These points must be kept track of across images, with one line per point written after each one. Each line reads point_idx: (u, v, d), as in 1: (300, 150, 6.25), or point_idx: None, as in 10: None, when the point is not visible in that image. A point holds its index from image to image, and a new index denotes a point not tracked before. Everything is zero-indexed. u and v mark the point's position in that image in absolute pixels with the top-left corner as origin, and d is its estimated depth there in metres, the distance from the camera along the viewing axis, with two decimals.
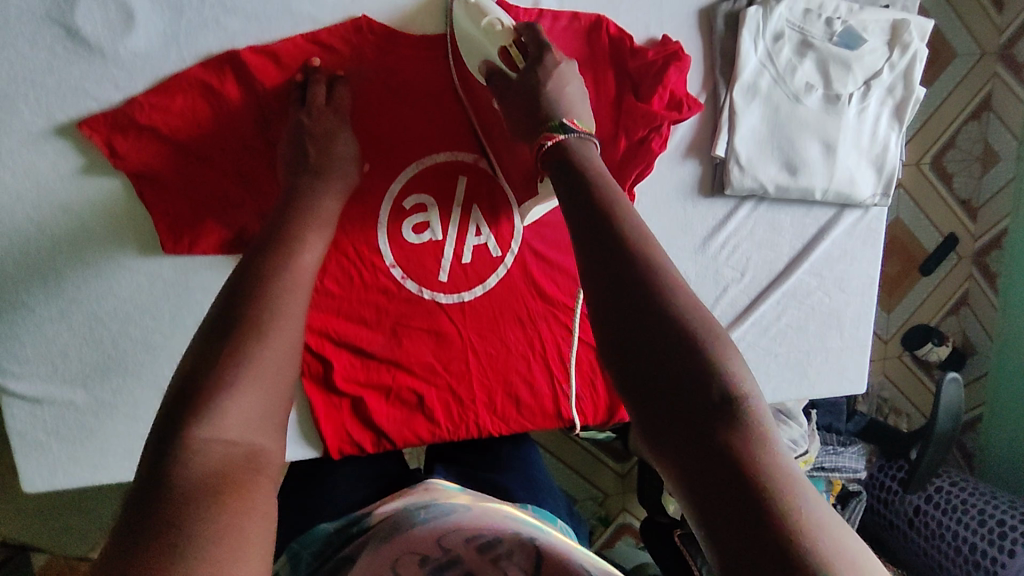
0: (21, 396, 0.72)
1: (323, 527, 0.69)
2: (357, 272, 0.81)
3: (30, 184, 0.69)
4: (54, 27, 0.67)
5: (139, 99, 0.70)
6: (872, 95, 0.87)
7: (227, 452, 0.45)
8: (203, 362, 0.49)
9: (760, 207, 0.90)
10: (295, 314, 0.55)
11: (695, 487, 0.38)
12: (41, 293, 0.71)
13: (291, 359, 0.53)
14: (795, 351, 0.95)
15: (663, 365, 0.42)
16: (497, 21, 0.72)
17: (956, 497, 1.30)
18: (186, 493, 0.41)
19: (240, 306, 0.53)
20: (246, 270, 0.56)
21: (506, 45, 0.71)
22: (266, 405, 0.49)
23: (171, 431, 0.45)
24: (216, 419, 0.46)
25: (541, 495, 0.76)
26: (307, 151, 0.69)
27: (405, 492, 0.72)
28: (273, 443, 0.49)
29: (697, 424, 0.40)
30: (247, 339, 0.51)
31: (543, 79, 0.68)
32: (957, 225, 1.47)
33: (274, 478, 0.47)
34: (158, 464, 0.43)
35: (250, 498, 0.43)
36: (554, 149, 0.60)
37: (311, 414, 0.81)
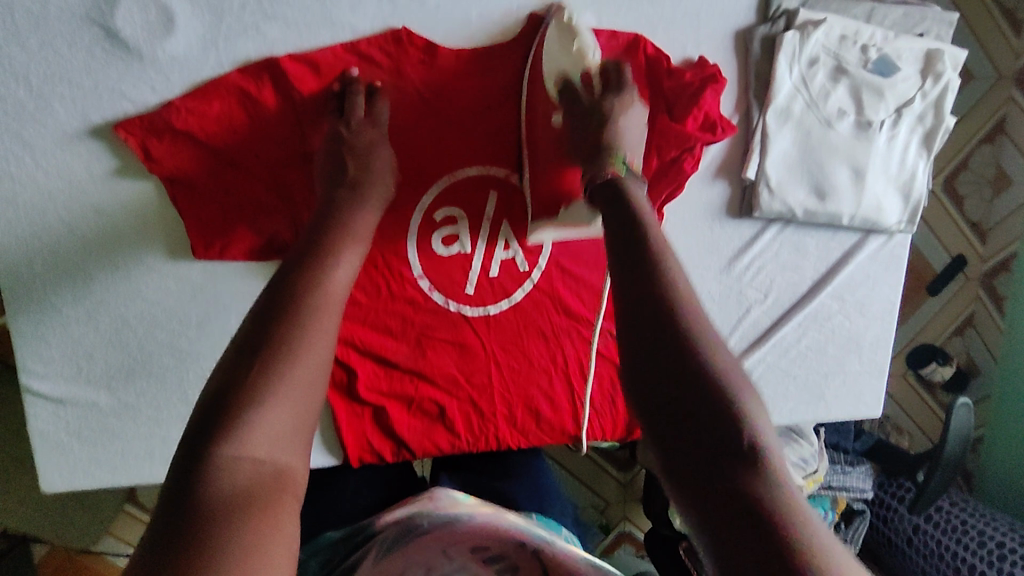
0: (45, 396, 0.72)
1: (328, 536, 0.69)
2: (385, 282, 0.81)
3: (63, 184, 0.69)
4: (93, 28, 0.67)
5: (176, 103, 0.69)
6: (903, 123, 0.88)
7: (255, 471, 0.43)
8: (234, 374, 0.47)
9: (787, 229, 0.90)
10: (329, 326, 0.53)
11: (708, 513, 0.39)
12: (69, 293, 0.71)
13: (324, 374, 0.51)
14: (813, 373, 0.95)
15: (683, 390, 0.43)
16: (588, 49, 0.72)
17: (956, 517, 1.29)
18: (211, 517, 0.40)
19: (274, 316, 0.51)
20: (278, 281, 0.55)
21: (589, 70, 0.70)
22: (297, 421, 0.47)
23: (199, 446, 0.43)
24: (245, 434, 0.44)
25: (548, 506, 0.78)
26: (344, 164, 0.69)
27: (411, 500, 0.71)
28: (302, 460, 0.47)
29: (712, 452, 0.40)
30: (282, 350, 0.49)
31: (616, 111, 0.68)
32: (966, 246, 1.47)
33: (300, 498, 0.45)
34: (183, 480, 0.42)
35: (275, 523, 0.41)
36: (609, 184, 0.60)
37: (332, 421, 0.81)
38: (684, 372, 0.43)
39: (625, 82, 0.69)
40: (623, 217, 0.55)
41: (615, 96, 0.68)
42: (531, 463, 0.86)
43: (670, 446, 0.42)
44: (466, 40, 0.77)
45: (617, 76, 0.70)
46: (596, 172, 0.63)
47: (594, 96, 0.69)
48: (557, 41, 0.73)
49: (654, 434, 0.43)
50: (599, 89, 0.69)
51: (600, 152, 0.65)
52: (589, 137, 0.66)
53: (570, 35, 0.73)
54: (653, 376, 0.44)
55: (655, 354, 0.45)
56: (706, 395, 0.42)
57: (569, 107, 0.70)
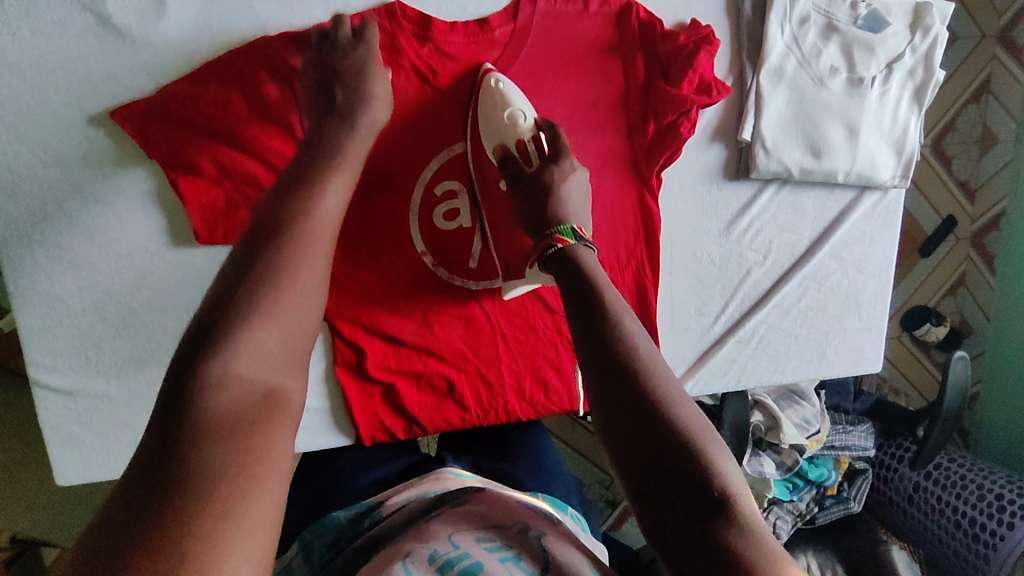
0: (54, 388, 0.72)
1: (336, 515, 0.65)
2: (390, 260, 0.81)
3: (61, 173, 0.69)
4: (85, 14, 0.66)
5: (172, 88, 0.69)
6: (894, 78, 0.89)
7: (247, 389, 0.44)
8: (225, 297, 0.47)
9: (783, 190, 0.91)
10: (317, 252, 0.52)
11: (654, 510, 0.44)
12: (74, 284, 0.70)
13: (314, 298, 0.51)
14: (814, 333, 0.96)
15: (631, 401, 0.47)
16: (520, 114, 0.74)
17: (955, 473, 1.32)
18: (204, 430, 0.40)
19: (262, 240, 0.51)
20: (265, 207, 0.54)
21: (524, 138, 0.73)
22: (286, 346, 0.48)
23: (190, 365, 0.43)
24: (235, 355, 0.44)
25: (551, 482, 0.71)
26: (335, 97, 0.67)
27: (417, 481, 0.68)
28: (294, 382, 0.47)
29: (656, 455, 0.45)
30: (270, 276, 0.49)
31: (557, 179, 0.70)
32: (954, 205, 1.49)
33: (294, 417, 0.45)
34: (175, 395, 0.42)
35: (269, 441, 0.41)
36: (558, 256, 0.61)
37: (343, 400, 0.82)
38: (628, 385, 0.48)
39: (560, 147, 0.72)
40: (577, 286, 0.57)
41: (554, 162, 0.71)
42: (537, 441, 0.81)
43: (643, 491, 0.45)
44: (459, 12, 0.78)
45: (554, 142, 0.73)
46: (544, 242, 0.64)
47: (534, 164, 0.72)
48: (488, 106, 0.76)
49: (626, 478, 0.46)
50: (537, 157, 0.73)
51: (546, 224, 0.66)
52: (536, 202, 0.69)
53: (504, 103, 0.75)
54: (626, 432, 0.47)
55: (626, 409, 0.47)
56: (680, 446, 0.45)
57: (511, 176, 0.73)
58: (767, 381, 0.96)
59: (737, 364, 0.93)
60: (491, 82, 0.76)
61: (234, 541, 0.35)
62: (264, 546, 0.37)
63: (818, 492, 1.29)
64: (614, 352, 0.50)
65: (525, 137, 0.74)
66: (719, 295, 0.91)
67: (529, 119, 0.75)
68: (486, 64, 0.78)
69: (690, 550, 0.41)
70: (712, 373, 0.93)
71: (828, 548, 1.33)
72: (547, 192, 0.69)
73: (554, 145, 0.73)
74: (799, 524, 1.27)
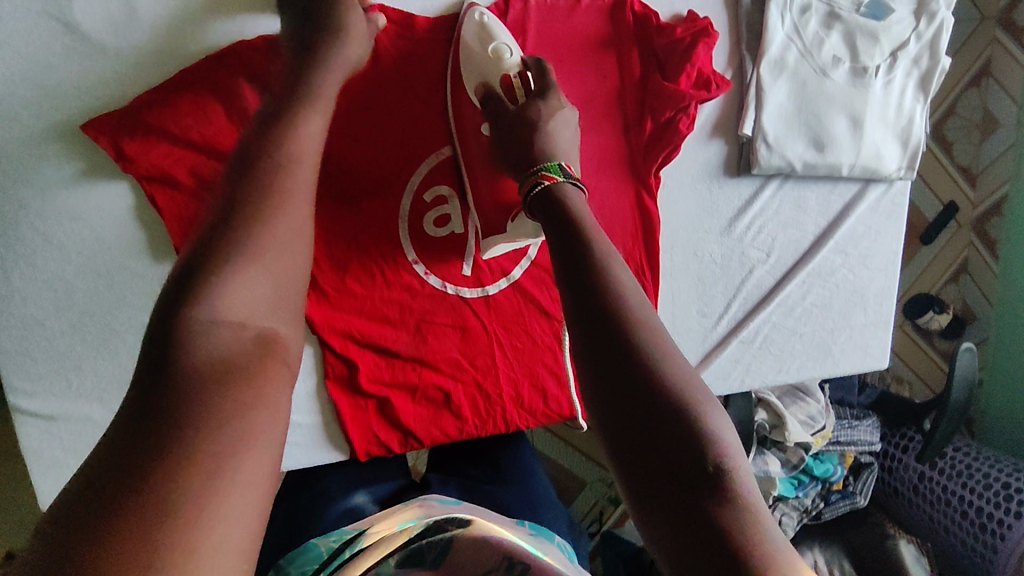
0: (34, 413, 0.69)
1: (315, 546, 0.62)
2: (380, 269, 0.78)
3: (33, 191, 0.65)
4: (52, 23, 0.63)
5: (146, 98, 0.66)
6: (899, 66, 0.86)
7: (235, 338, 0.42)
8: (208, 242, 0.45)
9: (786, 185, 0.88)
10: (303, 190, 0.50)
11: (643, 490, 0.40)
12: (51, 305, 0.67)
13: (302, 239, 0.49)
14: (820, 330, 0.93)
15: (620, 368, 0.43)
16: (505, 49, 0.70)
17: (961, 462, 1.28)
18: (190, 383, 0.38)
19: (245, 178, 0.48)
20: (244, 144, 0.51)
21: (509, 74, 0.69)
22: (276, 292, 0.46)
23: (173, 314, 0.41)
24: (221, 302, 0.42)
25: (542, 512, 0.72)
26: (314, 42, 0.63)
27: (399, 508, 0.64)
28: (287, 328, 0.46)
29: (646, 430, 0.41)
30: (255, 216, 0.46)
31: (542, 117, 0.65)
32: (956, 191, 1.45)
33: (287, 365, 0.44)
34: (159, 347, 0.40)
35: (259, 392, 0.40)
36: (544, 197, 0.57)
37: (336, 416, 0.79)
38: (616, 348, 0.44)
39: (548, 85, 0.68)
40: (565, 232, 0.52)
41: (542, 99, 0.67)
42: (523, 463, 0.81)
43: (637, 481, 0.40)
44: (445, 7, 0.76)
45: (541, 80, 0.69)
46: (530, 182, 0.60)
47: (518, 103, 0.67)
48: (472, 42, 0.71)
49: (620, 465, 0.41)
50: (523, 94, 0.68)
51: (534, 163, 0.62)
52: (520, 141, 0.64)
53: (488, 37, 0.71)
54: (618, 420, 0.42)
55: (620, 381, 0.42)
56: (681, 429, 0.41)
57: (493, 115, 0.68)
58: (773, 381, 0.93)
59: (741, 364, 0.90)
60: (474, 18, 0.72)
61: (221, 497, 0.34)
62: (256, 498, 0.36)
63: (823, 488, 1.25)
64: (601, 300, 0.46)
65: (511, 73, 0.69)
66: (722, 295, 0.88)
67: (514, 55, 0.70)
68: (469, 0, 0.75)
69: (685, 534, 0.38)
70: (716, 375, 0.90)
71: (835, 542, 1.26)
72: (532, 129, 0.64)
73: (542, 81, 0.68)
74: (806, 520, 1.23)
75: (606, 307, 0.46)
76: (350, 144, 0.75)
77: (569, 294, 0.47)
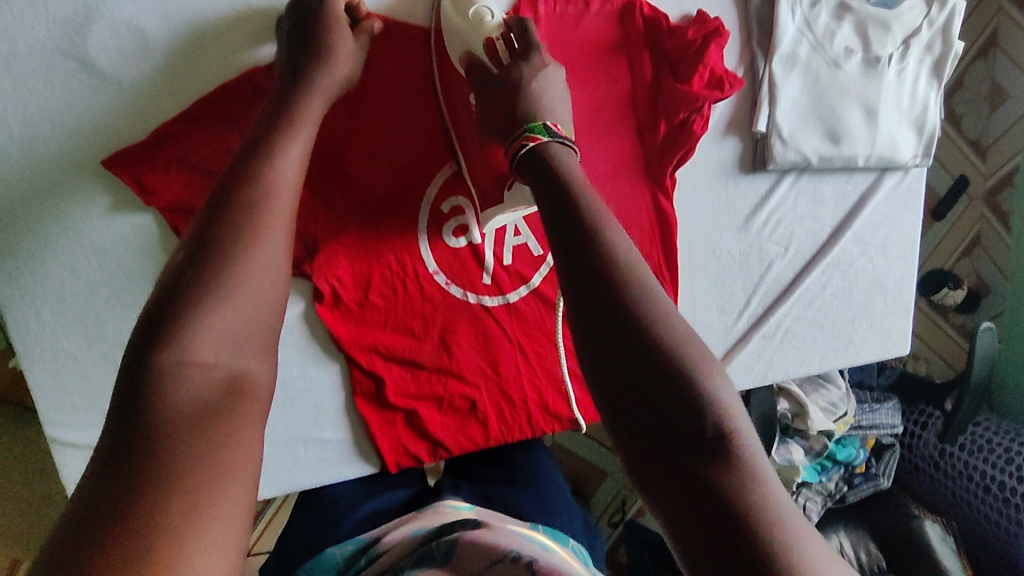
0: (72, 445, 0.70)
1: (332, 554, 0.61)
2: (402, 283, 0.79)
3: (58, 229, 0.66)
4: (67, 60, 0.64)
5: (164, 130, 0.66)
6: (912, 53, 0.87)
7: (205, 378, 0.43)
8: (179, 282, 0.45)
9: (802, 178, 0.88)
10: (277, 227, 0.50)
11: (657, 483, 0.40)
12: (83, 339, 0.68)
13: (275, 275, 0.49)
14: (840, 320, 0.93)
15: (633, 358, 0.42)
16: (487, 12, 0.70)
17: (982, 437, 1.25)
18: (163, 424, 0.39)
19: (216, 219, 0.48)
20: (218, 183, 0.52)
21: (494, 38, 0.69)
22: (245, 330, 0.46)
23: (144, 356, 0.42)
24: (192, 342, 0.43)
25: (556, 512, 0.70)
26: (300, 69, 0.63)
27: (415, 515, 0.64)
28: (259, 365, 0.46)
29: (656, 422, 0.41)
30: (228, 254, 0.47)
31: (528, 78, 0.67)
32: (966, 165, 1.43)
33: (261, 401, 0.45)
34: (132, 389, 0.40)
35: (235, 430, 0.41)
36: (529, 153, 0.58)
37: (365, 430, 0.79)
38: (625, 343, 0.43)
39: (531, 45, 0.69)
40: (552, 185, 0.53)
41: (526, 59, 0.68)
42: (537, 467, 0.80)
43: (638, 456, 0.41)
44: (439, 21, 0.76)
45: (523, 39, 0.70)
46: (515, 143, 0.61)
47: (503, 66, 0.68)
48: (454, 6, 0.71)
49: (630, 456, 0.41)
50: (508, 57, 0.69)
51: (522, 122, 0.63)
52: (510, 104, 0.66)
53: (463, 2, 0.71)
54: (628, 411, 0.42)
55: (630, 371, 0.42)
56: (689, 417, 0.41)
57: (478, 81, 0.69)
58: (796, 374, 0.92)
59: (763, 359, 0.89)
60: None
61: (199, 533, 0.34)
62: (234, 534, 0.36)
63: (846, 472, 1.24)
64: (600, 275, 0.45)
65: (494, 36, 0.69)
66: (741, 292, 0.88)
67: (496, 16, 0.71)
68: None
69: (702, 526, 0.37)
70: (738, 371, 0.89)
71: (859, 524, 1.25)
72: (522, 94, 0.66)
73: (526, 42, 0.69)
74: (829, 504, 1.23)
75: (612, 296, 0.44)
76: (366, 160, 0.75)
77: (563, 259, 0.47)
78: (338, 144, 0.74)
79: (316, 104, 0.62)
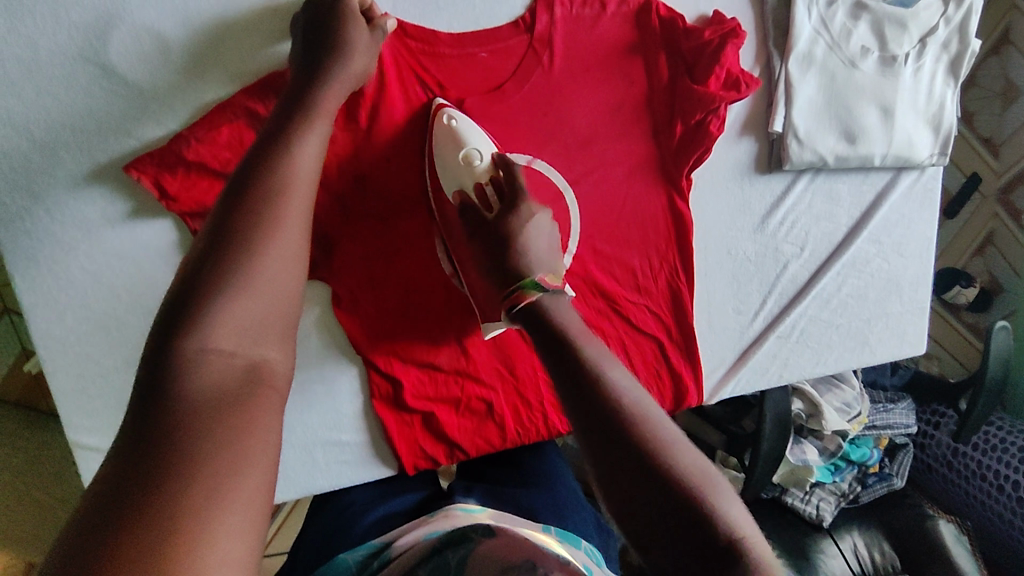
0: (94, 448, 0.70)
1: (344, 558, 0.60)
2: (419, 286, 0.79)
3: (80, 234, 0.66)
4: (89, 66, 0.64)
5: (185, 135, 0.66)
6: (928, 52, 0.87)
7: (226, 367, 0.42)
8: (199, 271, 0.45)
9: (818, 178, 0.88)
10: (293, 220, 0.50)
11: (632, 511, 0.44)
12: (105, 343, 0.69)
13: (294, 265, 0.49)
14: (856, 320, 0.93)
15: (601, 407, 0.48)
16: (475, 153, 0.72)
17: (996, 437, 1.24)
18: (185, 411, 0.38)
19: (235, 211, 0.49)
20: (236, 175, 0.52)
21: (482, 183, 0.73)
22: (264, 317, 0.46)
23: (165, 344, 0.41)
24: (213, 331, 0.43)
25: (567, 515, 0.67)
26: (316, 65, 0.63)
27: (426, 519, 0.63)
28: (277, 354, 0.46)
29: (626, 456, 0.45)
30: (246, 244, 0.47)
31: (517, 227, 0.67)
32: (978, 162, 1.42)
33: (280, 390, 0.44)
34: (153, 377, 0.40)
35: (255, 418, 0.40)
36: (526, 311, 0.60)
37: (383, 432, 0.79)
38: (590, 398, 0.49)
39: (518, 191, 0.70)
40: (557, 352, 0.54)
41: (514, 204, 0.69)
42: (548, 467, 0.78)
43: (637, 533, 0.43)
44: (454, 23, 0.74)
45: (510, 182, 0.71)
46: (509, 299, 0.62)
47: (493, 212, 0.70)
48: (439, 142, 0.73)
49: (606, 488, 0.46)
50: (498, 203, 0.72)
51: (512, 279, 0.64)
52: (500, 254, 0.66)
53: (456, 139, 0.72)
54: (605, 454, 0.46)
55: (596, 420, 0.48)
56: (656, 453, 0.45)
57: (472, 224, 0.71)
58: (812, 374, 0.92)
59: (778, 360, 0.89)
60: (445, 119, 0.73)
61: (220, 521, 0.34)
62: (252, 523, 0.36)
63: (859, 471, 1.24)
64: (564, 354, 0.53)
65: (483, 180, 0.73)
66: (757, 292, 0.88)
67: (484, 158, 0.73)
68: (437, 98, 0.75)
69: (675, 548, 0.42)
70: (755, 371, 0.88)
71: (874, 524, 1.23)
72: (509, 243, 0.66)
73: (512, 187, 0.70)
74: (843, 504, 1.22)
75: (581, 369, 0.51)
76: (384, 164, 0.75)
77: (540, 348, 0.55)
78: (355, 147, 0.74)
79: (330, 102, 0.62)
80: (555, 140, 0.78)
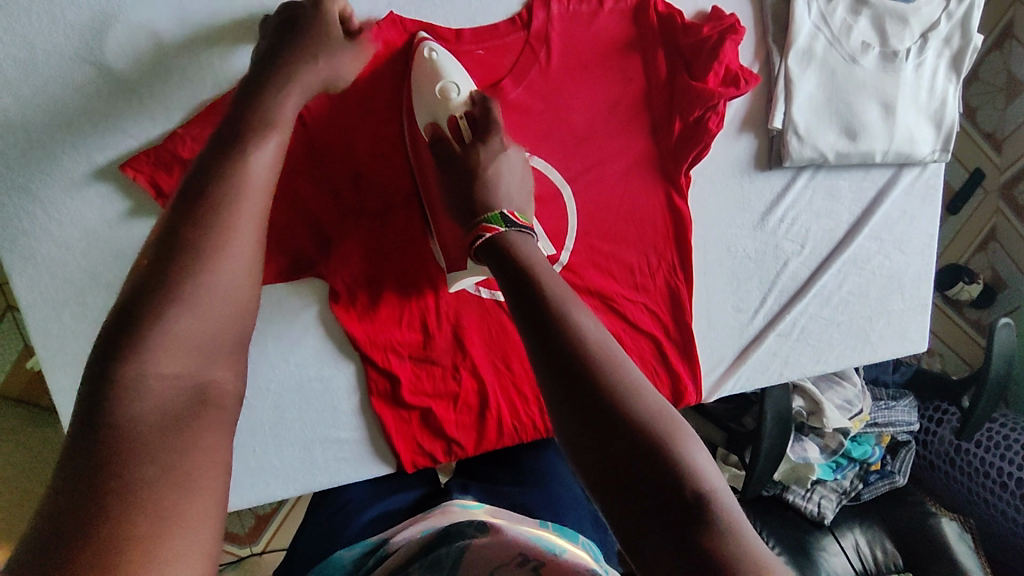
0: None
1: (340, 556, 0.60)
2: (415, 281, 0.78)
3: (78, 233, 0.66)
4: (85, 65, 0.64)
5: (180, 133, 0.67)
6: (930, 47, 0.86)
7: (171, 388, 0.41)
8: (145, 289, 0.44)
9: (818, 174, 0.87)
10: (245, 232, 0.49)
11: (624, 504, 0.42)
12: None
13: (244, 280, 0.49)
14: (857, 317, 0.92)
15: (591, 392, 0.46)
16: (452, 87, 0.70)
17: (999, 433, 1.23)
18: (129, 437, 0.38)
19: (184, 224, 0.47)
20: (187, 184, 0.50)
21: (456, 115, 0.71)
22: (213, 334, 0.46)
23: (108, 367, 0.40)
24: (158, 352, 0.42)
25: (563, 513, 0.66)
26: (277, 64, 0.62)
27: (422, 517, 0.62)
28: (225, 371, 0.45)
29: (617, 445, 0.44)
30: (195, 260, 0.46)
31: (485, 162, 0.68)
32: (981, 158, 1.41)
33: (229, 408, 0.44)
34: (95, 400, 0.39)
35: (203, 440, 0.40)
36: (489, 244, 0.61)
37: (381, 430, 0.79)
38: (579, 376, 0.47)
39: (491, 127, 0.70)
40: (518, 283, 0.55)
41: (483, 142, 0.70)
42: (545, 465, 0.77)
43: (618, 518, 0.42)
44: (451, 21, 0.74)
45: (484, 119, 0.71)
46: (474, 232, 0.63)
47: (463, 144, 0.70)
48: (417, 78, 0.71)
49: (592, 479, 0.44)
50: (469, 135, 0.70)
51: (478, 210, 0.65)
52: (466, 187, 0.67)
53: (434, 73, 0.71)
54: (596, 443, 0.44)
55: (585, 402, 0.45)
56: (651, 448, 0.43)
57: (441, 157, 0.70)
58: (812, 372, 0.91)
59: (779, 358, 0.88)
60: (426, 53, 0.71)
61: (167, 549, 0.34)
62: (200, 550, 0.36)
63: (860, 469, 1.24)
64: (530, 290, 0.53)
65: (457, 113, 0.71)
66: (757, 290, 0.87)
67: (461, 92, 0.71)
68: (420, 32, 0.73)
69: (663, 548, 0.40)
70: (755, 369, 0.88)
71: (876, 521, 1.22)
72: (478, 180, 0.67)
73: (486, 122, 0.70)
74: (845, 501, 1.22)
75: (570, 348, 0.48)
76: (379, 160, 0.75)
77: (504, 283, 0.56)
78: (350, 144, 0.74)
79: (291, 103, 0.60)
80: (552, 136, 0.77)
